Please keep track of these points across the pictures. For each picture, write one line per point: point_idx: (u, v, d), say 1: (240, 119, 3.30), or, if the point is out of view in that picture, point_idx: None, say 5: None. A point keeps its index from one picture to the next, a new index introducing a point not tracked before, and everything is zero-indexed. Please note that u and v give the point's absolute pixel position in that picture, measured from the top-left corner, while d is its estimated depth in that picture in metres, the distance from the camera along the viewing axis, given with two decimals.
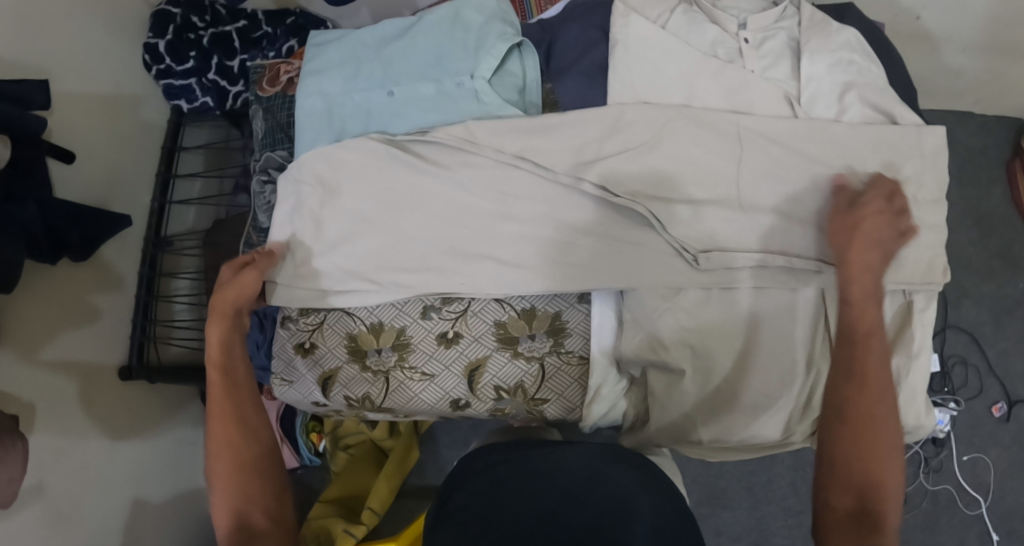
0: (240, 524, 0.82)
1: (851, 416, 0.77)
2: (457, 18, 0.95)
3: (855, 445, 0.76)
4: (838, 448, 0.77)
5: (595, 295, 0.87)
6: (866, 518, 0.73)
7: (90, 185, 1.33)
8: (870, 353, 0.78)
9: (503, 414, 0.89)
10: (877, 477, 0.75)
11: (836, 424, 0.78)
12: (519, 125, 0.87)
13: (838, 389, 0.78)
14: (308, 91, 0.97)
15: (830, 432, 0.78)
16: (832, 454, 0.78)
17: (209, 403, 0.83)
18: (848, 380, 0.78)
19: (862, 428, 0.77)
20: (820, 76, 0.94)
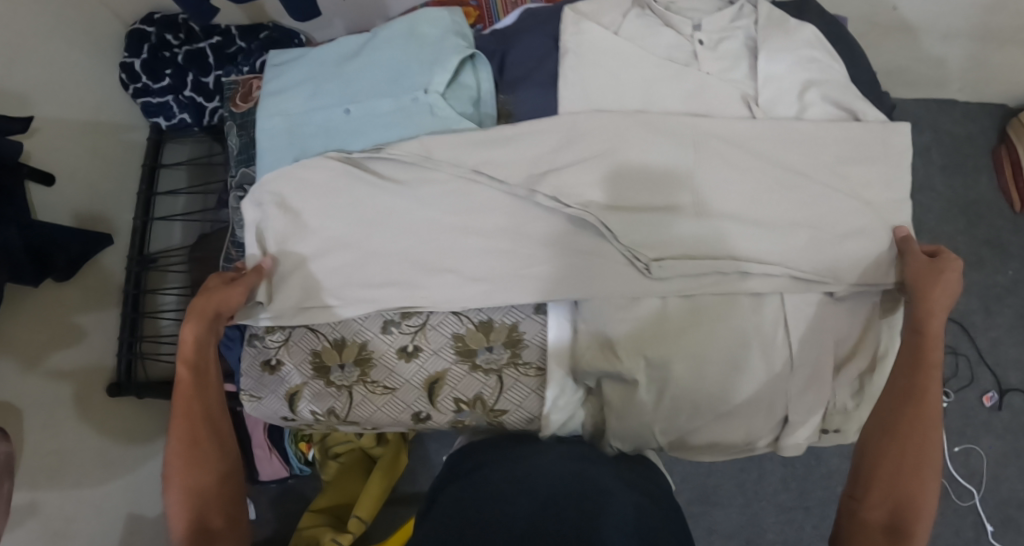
0: (199, 526, 0.83)
1: (904, 431, 0.82)
2: (413, 33, 0.95)
3: (901, 462, 0.82)
4: (881, 463, 0.83)
5: (550, 305, 0.86)
6: (897, 531, 0.80)
7: (73, 208, 1.36)
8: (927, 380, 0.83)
9: (464, 426, 0.90)
10: (914, 493, 0.81)
11: (891, 439, 0.83)
12: (474, 138, 0.87)
13: (895, 409, 0.84)
14: (268, 111, 0.96)
15: (878, 446, 0.84)
16: (872, 469, 0.83)
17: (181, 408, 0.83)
18: (906, 401, 0.83)
19: (908, 447, 0.82)
20: (781, 75, 0.94)
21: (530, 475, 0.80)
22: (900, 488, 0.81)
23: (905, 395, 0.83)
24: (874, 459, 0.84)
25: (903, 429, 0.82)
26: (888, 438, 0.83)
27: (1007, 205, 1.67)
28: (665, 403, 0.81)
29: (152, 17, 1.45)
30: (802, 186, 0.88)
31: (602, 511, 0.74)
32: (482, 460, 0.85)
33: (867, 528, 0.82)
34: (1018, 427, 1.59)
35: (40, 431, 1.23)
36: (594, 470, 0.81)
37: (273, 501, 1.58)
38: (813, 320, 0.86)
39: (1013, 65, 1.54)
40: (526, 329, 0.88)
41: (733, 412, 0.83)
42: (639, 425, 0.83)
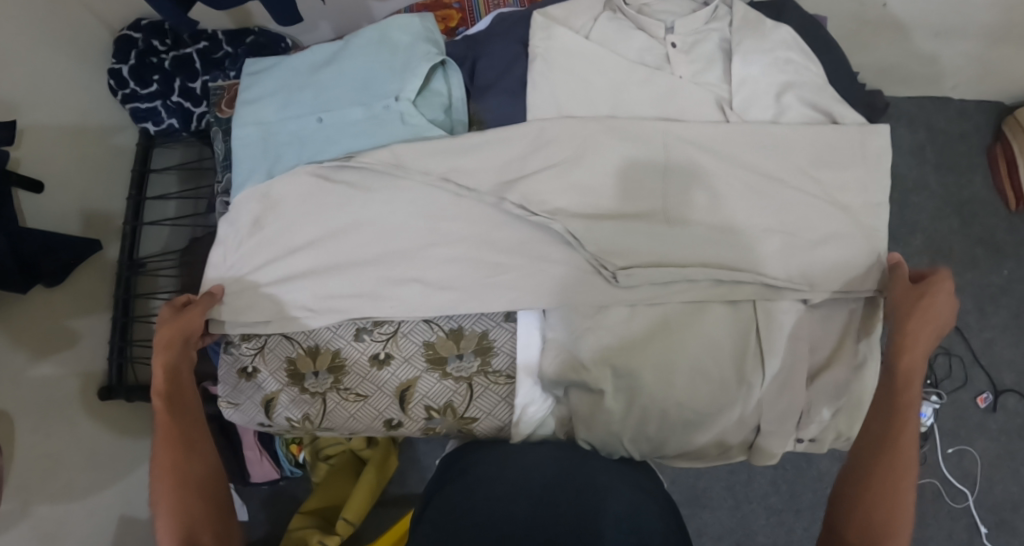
0: None
1: (885, 437, 0.80)
2: (384, 40, 0.96)
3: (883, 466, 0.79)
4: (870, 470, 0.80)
5: (520, 313, 0.87)
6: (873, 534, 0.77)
7: (63, 214, 1.37)
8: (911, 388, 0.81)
9: (435, 433, 0.90)
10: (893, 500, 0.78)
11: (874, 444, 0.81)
12: (443, 146, 0.88)
13: (882, 418, 0.82)
14: (244, 121, 0.97)
15: (866, 452, 0.82)
16: (859, 473, 0.81)
17: (160, 427, 0.83)
18: (891, 410, 0.81)
19: (890, 454, 0.80)
20: (757, 77, 0.93)
21: (525, 478, 0.80)
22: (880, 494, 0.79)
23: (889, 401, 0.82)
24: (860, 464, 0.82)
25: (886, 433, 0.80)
26: (873, 443, 0.82)
27: (1003, 204, 1.65)
28: (634, 411, 0.81)
29: (140, 23, 1.45)
30: (773, 191, 0.88)
31: (601, 515, 0.75)
32: (474, 459, 0.84)
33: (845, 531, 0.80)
34: (1013, 429, 1.57)
35: (31, 434, 1.25)
36: (585, 468, 0.81)
37: (264, 502, 1.59)
38: (785, 328, 0.85)
39: (1007, 62, 1.52)
40: (495, 337, 0.88)
41: (703, 421, 0.82)
42: (607, 435, 0.83)
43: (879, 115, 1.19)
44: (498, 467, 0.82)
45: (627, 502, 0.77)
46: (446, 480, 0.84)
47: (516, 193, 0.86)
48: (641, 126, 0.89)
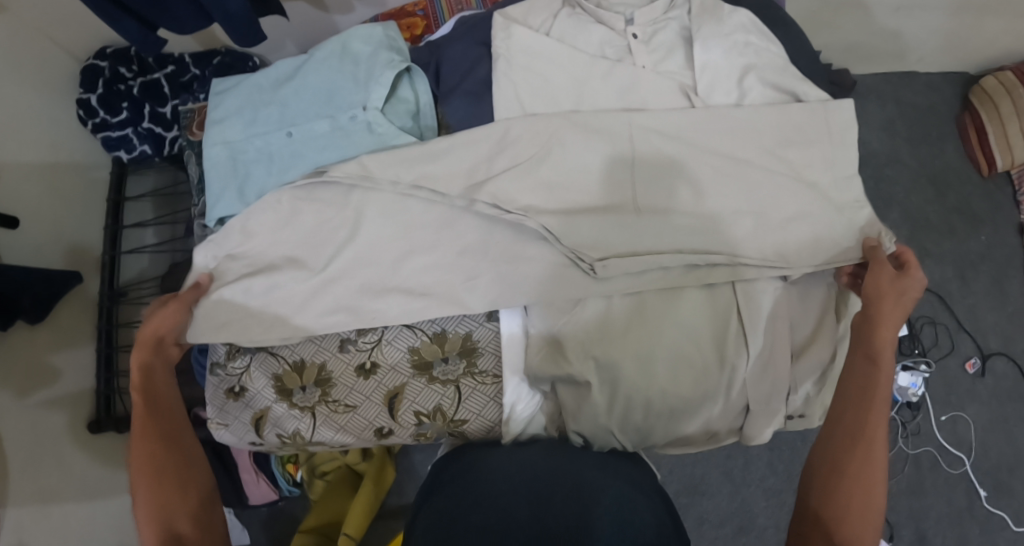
0: (171, 536, 0.81)
1: (849, 435, 0.81)
2: (345, 50, 0.96)
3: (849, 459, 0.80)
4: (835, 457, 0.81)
5: (501, 312, 0.87)
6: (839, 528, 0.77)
7: (40, 248, 1.36)
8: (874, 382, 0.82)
9: (426, 438, 0.90)
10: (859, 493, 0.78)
11: (838, 437, 0.81)
12: (408, 155, 0.88)
13: (849, 410, 0.82)
14: (211, 140, 0.96)
15: (830, 439, 0.82)
16: (826, 464, 0.81)
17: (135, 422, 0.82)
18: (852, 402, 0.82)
19: (858, 447, 0.80)
20: (717, 63, 0.93)
21: (512, 480, 0.78)
22: (848, 485, 0.78)
23: (861, 393, 0.82)
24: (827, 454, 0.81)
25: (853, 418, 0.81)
26: (835, 430, 0.82)
27: (976, 171, 1.67)
28: (619, 403, 0.81)
29: (105, 51, 1.44)
30: (742, 173, 0.89)
31: (595, 507, 0.73)
32: (466, 462, 0.83)
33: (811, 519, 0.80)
34: (1001, 392, 1.60)
35: (22, 472, 1.25)
36: (566, 466, 0.80)
37: (264, 523, 1.58)
38: (764, 307, 0.87)
39: (968, 31, 1.54)
40: (478, 337, 0.88)
41: (687, 408, 0.83)
42: (596, 427, 0.82)
43: (842, 92, 1.27)
44: (481, 475, 0.79)
45: (614, 495, 0.76)
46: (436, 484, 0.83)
47: (489, 193, 0.85)
48: (607, 120, 0.89)
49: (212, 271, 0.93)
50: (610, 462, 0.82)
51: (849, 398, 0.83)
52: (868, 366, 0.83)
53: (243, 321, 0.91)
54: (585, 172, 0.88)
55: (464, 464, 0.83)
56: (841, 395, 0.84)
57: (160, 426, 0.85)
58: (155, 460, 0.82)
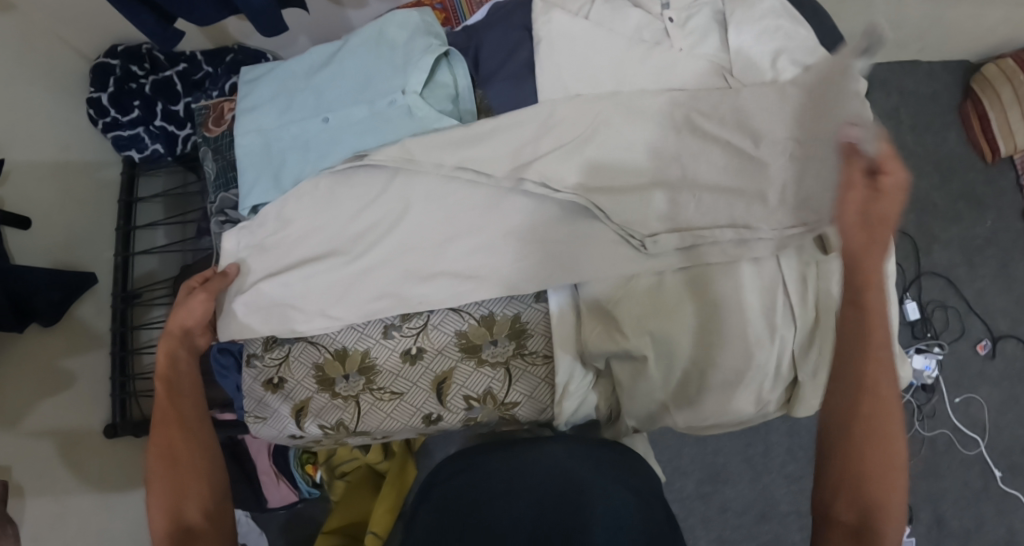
0: (177, 525, 0.80)
1: (858, 439, 0.77)
2: (381, 35, 0.95)
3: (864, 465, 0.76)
4: (848, 461, 0.77)
5: (549, 291, 0.87)
6: (865, 534, 0.76)
7: (51, 251, 1.33)
8: (874, 368, 0.76)
9: (476, 423, 0.89)
10: (881, 497, 0.76)
11: (840, 442, 0.78)
12: (451, 138, 0.88)
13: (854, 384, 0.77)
14: (244, 129, 0.95)
15: (841, 444, 0.77)
16: (840, 470, 0.78)
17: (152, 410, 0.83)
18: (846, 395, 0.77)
19: (875, 447, 0.76)
20: (751, 46, 0.95)
21: (517, 483, 0.83)
22: (868, 492, 0.76)
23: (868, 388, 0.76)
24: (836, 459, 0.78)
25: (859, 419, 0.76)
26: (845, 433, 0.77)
27: (979, 158, 1.69)
28: (674, 376, 0.85)
29: (116, 49, 1.41)
30: None
31: (591, 517, 0.78)
32: (470, 462, 0.87)
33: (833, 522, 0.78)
34: (1012, 374, 1.62)
35: (37, 482, 1.21)
36: (575, 472, 0.83)
37: (282, 527, 1.56)
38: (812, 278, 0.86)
39: (970, 22, 1.55)
40: (527, 318, 0.88)
41: (741, 380, 0.83)
42: (650, 399, 0.86)
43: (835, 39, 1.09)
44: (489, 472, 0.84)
45: (610, 511, 0.79)
46: (443, 481, 0.87)
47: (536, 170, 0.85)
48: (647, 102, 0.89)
49: (239, 260, 0.94)
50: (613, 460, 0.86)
51: (850, 395, 0.77)
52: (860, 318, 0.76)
53: (278, 313, 0.91)
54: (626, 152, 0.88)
55: (467, 463, 0.87)
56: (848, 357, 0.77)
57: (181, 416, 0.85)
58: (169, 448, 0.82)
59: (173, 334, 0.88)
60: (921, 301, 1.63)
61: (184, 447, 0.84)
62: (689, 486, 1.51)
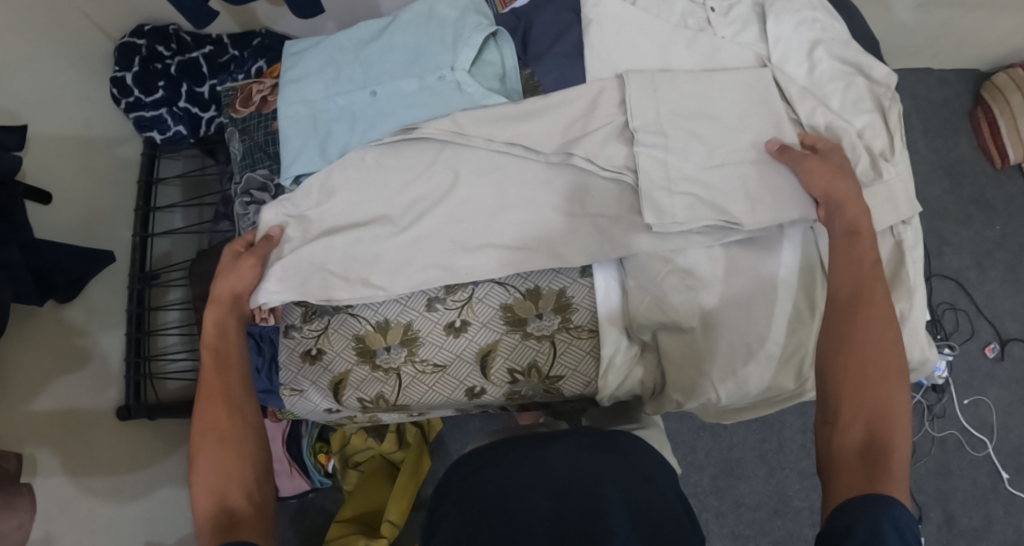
0: (221, 508, 0.78)
1: (854, 339, 0.77)
2: (431, 13, 1.01)
3: (866, 373, 0.75)
4: (845, 377, 0.76)
5: (597, 267, 0.94)
6: (876, 447, 0.71)
7: (71, 228, 1.29)
8: (868, 282, 0.80)
9: (519, 395, 0.96)
10: (882, 403, 0.74)
11: (841, 348, 0.77)
12: (506, 114, 0.95)
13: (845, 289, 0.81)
14: (290, 99, 1.01)
15: (835, 368, 0.77)
16: (837, 385, 0.76)
17: (200, 385, 0.83)
18: (855, 306, 0.79)
19: (871, 358, 0.76)
20: (788, 36, 0.98)
21: (532, 477, 0.79)
22: (868, 400, 0.74)
23: (870, 295, 0.79)
24: (835, 374, 0.77)
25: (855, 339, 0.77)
26: (845, 349, 0.77)
27: (989, 164, 1.70)
28: (720, 347, 0.90)
29: (142, 29, 1.38)
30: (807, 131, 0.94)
31: (609, 510, 0.74)
32: (485, 461, 0.83)
33: (844, 452, 0.73)
34: (1021, 376, 1.60)
35: (53, 458, 1.18)
36: (587, 467, 0.80)
37: (294, 516, 1.54)
38: None
39: (984, 29, 1.55)
40: (574, 293, 0.96)
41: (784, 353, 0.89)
42: (693, 373, 0.91)
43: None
44: (499, 471, 0.80)
45: (624, 500, 0.76)
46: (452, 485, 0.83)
47: (585, 146, 0.92)
48: (680, 95, 0.93)
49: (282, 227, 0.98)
50: (620, 458, 0.83)
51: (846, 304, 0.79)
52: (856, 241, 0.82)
53: (322, 281, 0.95)
54: (665, 138, 0.91)
55: (480, 466, 0.82)
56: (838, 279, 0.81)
57: (227, 394, 0.85)
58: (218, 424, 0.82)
59: (222, 303, 0.90)
60: (931, 302, 1.62)
61: (230, 426, 0.83)
62: (704, 480, 1.51)
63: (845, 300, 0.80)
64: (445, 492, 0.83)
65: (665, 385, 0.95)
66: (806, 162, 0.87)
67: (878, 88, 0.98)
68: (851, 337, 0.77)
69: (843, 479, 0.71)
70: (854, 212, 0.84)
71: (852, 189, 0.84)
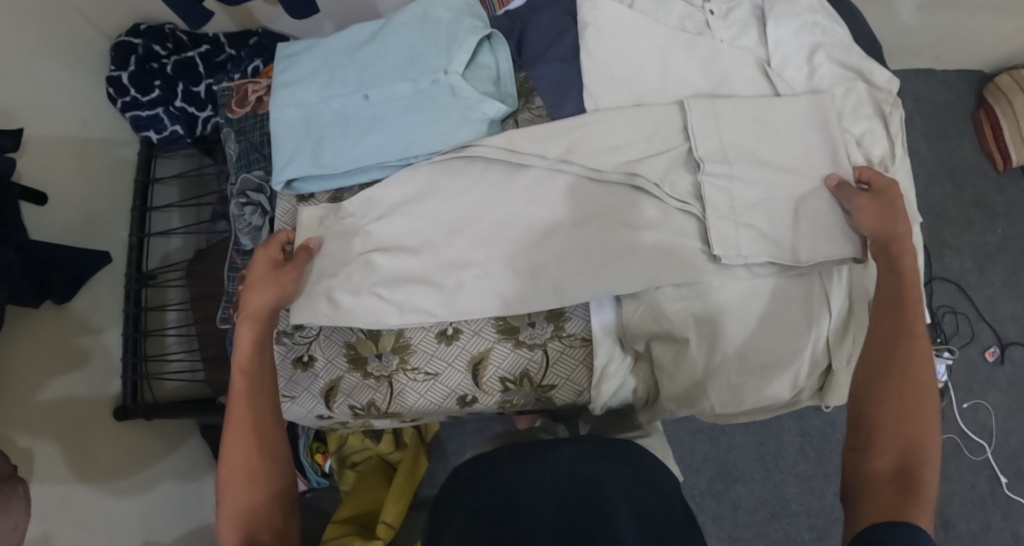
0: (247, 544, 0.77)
1: (899, 366, 0.78)
2: (426, 16, 1.02)
3: (902, 406, 0.76)
4: (881, 408, 0.77)
5: (593, 306, 0.93)
6: (906, 476, 0.72)
7: (68, 228, 1.28)
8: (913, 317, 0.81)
9: (511, 404, 0.96)
10: (917, 438, 0.74)
11: (890, 374, 0.78)
12: (562, 130, 0.95)
13: (888, 313, 0.82)
14: (283, 103, 1.01)
15: (877, 392, 0.78)
16: (873, 415, 0.77)
17: (229, 413, 0.82)
18: (898, 339, 0.80)
19: (910, 386, 0.77)
20: (788, 40, 0.98)
21: (536, 485, 0.78)
22: (903, 432, 0.75)
23: (913, 325, 0.80)
24: (873, 404, 0.78)
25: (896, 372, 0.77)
26: (886, 380, 0.78)
27: (991, 166, 1.68)
28: (715, 358, 0.90)
29: (138, 28, 1.38)
30: (801, 136, 0.93)
31: (611, 514, 0.74)
32: (484, 468, 0.83)
33: (873, 481, 0.73)
34: (1021, 380, 1.59)
35: (48, 460, 1.17)
36: (592, 474, 0.80)
37: None
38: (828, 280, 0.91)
39: (989, 31, 1.54)
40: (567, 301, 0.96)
41: (779, 363, 0.89)
42: (689, 384, 0.91)
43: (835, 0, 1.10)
44: (506, 478, 0.80)
45: (629, 507, 0.75)
46: (453, 493, 0.82)
47: (650, 168, 0.92)
48: (740, 118, 0.94)
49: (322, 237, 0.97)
50: (621, 459, 0.83)
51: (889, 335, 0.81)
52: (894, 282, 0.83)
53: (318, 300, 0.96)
54: (730, 167, 0.92)
55: (482, 470, 0.82)
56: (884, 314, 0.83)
57: (256, 422, 0.84)
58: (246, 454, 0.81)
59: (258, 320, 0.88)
60: (931, 305, 1.61)
61: (258, 456, 0.82)
62: (701, 483, 1.51)
63: (895, 331, 0.81)
64: (450, 495, 0.82)
65: (659, 395, 0.96)
66: (857, 200, 0.88)
67: (878, 94, 0.96)
68: (900, 364, 0.78)
69: (870, 505, 0.71)
70: (904, 253, 0.84)
71: (904, 228, 0.85)
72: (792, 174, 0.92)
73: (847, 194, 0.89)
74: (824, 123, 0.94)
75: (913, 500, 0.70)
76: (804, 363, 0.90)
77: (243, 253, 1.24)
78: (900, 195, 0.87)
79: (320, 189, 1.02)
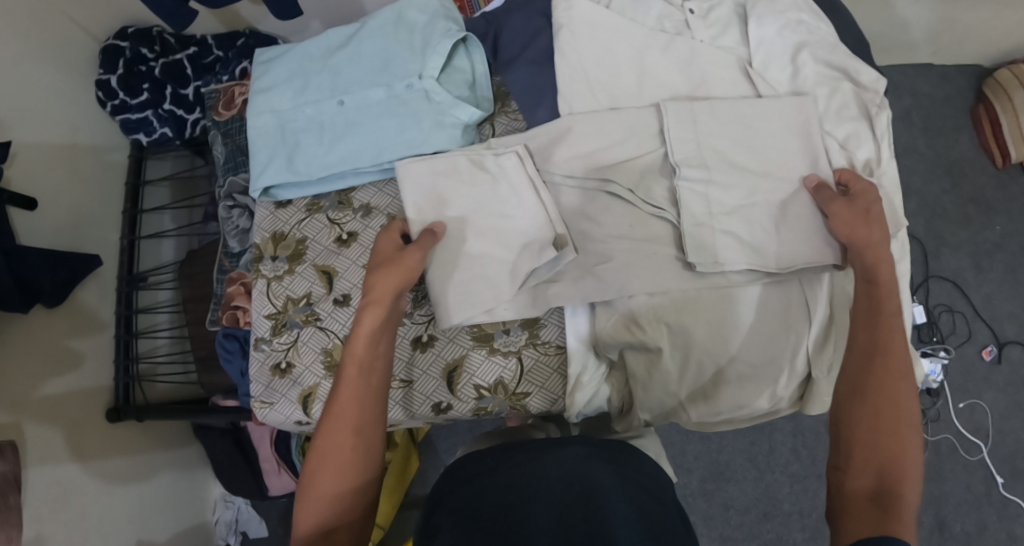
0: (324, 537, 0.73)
1: (873, 385, 0.76)
2: (400, 19, 1.02)
3: (876, 422, 0.75)
4: (856, 427, 0.75)
5: (569, 310, 0.93)
6: (884, 497, 0.71)
7: (57, 231, 1.29)
8: (888, 328, 0.79)
9: (486, 412, 0.95)
10: (894, 454, 0.73)
11: (861, 392, 0.77)
12: (540, 144, 0.97)
13: (860, 324, 0.81)
14: (259, 110, 1.04)
15: (850, 408, 0.77)
16: (849, 433, 0.76)
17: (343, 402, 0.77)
18: (871, 356, 0.78)
19: (883, 406, 0.75)
20: (771, 39, 0.96)
21: (535, 482, 0.75)
22: (878, 450, 0.74)
23: (885, 338, 0.79)
24: (848, 423, 0.76)
25: (868, 395, 0.76)
26: (858, 399, 0.76)
27: (989, 162, 1.65)
28: (689, 366, 0.90)
29: (126, 31, 1.36)
30: (779, 139, 0.92)
31: (612, 528, 0.69)
32: (484, 467, 0.79)
33: (852, 502, 0.72)
34: (1018, 380, 1.57)
35: (42, 461, 1.18)
36: (592, 474, 0.77)
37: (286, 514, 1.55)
38: (805, 290, 0.90)
39: (987, 25, 1.51)
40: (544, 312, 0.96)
41: (757, 372, 0.89)
42: (663, 394, 0.90)
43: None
44: (501, 479, 0.77)
45: (631, 508, 0.72)
46: (451, 491, 0.79)
47: (624, 175, 0.93)
48: (720, 122, 0.93)
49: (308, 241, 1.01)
50: (622, 467, 0.80)
51: (859, 351, 0.79)
52: (867, 290, 0.82)
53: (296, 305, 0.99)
54: (708, 172, 0.91)
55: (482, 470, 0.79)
56: (851, 319, 0.82)
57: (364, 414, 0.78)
58: (347, 446, 0.76)
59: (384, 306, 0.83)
60: (928, 304, 1.59)
61: (359, 451, 0.76)
62: (692, 482, 1.51)
63: (867, 347, 0.79)
64: (445, 494, 0.79)
65: (633, 403, 0.95)
66: (832, 205, 0.87)
67: (865, 94, 0.95)
68: (875, 383, 0.76)
69: (851, 524, 0.70)
70: (880, 259, 0.83)
71: (879, 237, 0.84)
72: (770, 179, 0.92)
73: (825, 197, 0.88)
74: (806, 130, 0.93)
75: (893, 520, 0.69)
76: (780, 368, 0.89)
77: (232, 255, 1.24)
78: (876, 200, 0.86)
79: (297, 196, 1.04)
